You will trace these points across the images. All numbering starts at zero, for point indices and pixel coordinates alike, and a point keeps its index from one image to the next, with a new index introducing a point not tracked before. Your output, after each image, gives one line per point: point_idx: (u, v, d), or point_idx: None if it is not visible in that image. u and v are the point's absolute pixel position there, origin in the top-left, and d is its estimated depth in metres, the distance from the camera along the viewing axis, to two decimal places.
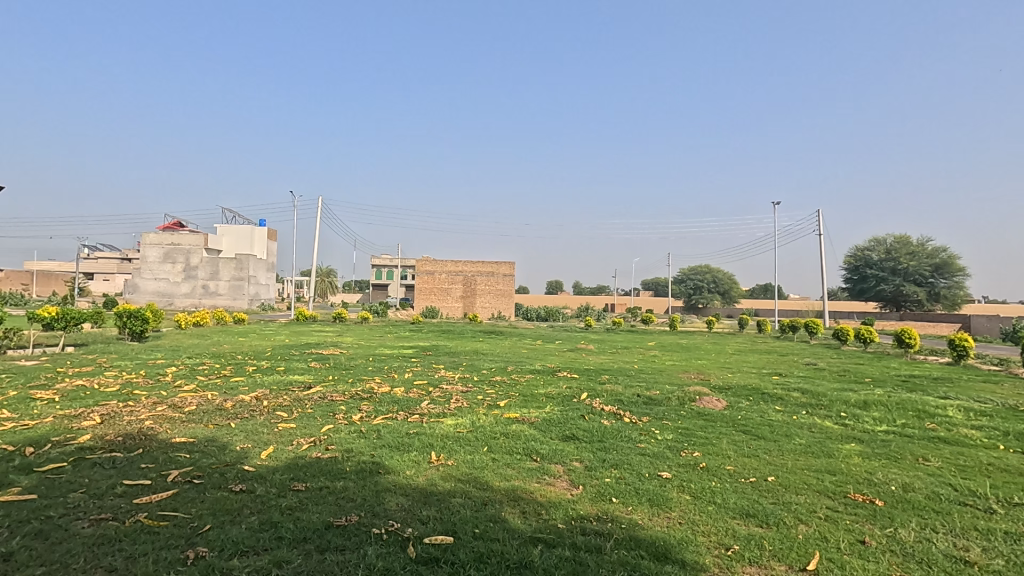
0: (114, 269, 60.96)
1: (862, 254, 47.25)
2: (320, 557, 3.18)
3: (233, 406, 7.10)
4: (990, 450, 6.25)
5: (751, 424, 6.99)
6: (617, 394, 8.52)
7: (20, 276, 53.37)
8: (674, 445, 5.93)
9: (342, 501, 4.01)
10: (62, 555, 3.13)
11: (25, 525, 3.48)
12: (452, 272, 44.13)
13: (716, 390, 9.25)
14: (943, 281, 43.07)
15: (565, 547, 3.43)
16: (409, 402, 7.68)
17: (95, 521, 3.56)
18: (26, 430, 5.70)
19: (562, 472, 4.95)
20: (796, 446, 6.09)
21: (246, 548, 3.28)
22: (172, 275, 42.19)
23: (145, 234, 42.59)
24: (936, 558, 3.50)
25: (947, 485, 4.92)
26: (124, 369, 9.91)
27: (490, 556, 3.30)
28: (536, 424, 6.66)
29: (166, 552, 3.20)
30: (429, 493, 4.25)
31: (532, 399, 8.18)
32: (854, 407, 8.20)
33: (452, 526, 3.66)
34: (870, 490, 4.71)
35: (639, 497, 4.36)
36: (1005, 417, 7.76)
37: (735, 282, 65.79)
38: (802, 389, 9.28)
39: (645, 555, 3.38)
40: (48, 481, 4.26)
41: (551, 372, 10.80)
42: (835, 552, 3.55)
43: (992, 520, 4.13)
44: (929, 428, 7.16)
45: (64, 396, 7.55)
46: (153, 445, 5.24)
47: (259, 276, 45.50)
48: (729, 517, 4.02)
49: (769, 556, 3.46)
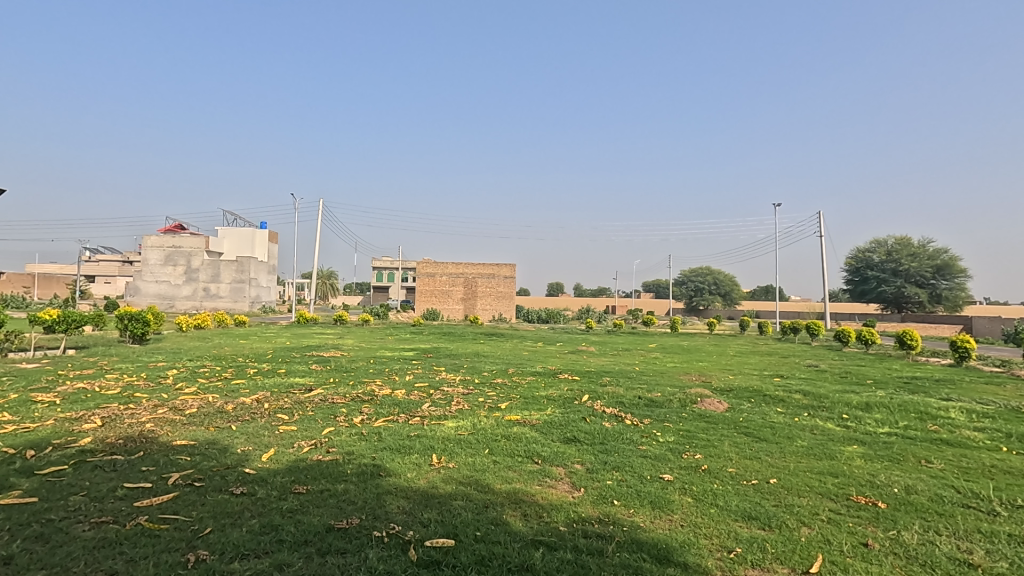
0: (115, 271, 61.15)
1: (863, 255, 47.32)
2: (321, 561, 3.17)
3: (234, 409, 7.10)
4: (993, 451, 6.25)
5: (753, 426, 6.99)
6: (619, 396, 8.53)
7: (21, 279, 53.60)
8: (675, 448, 5.92)
9: (343, 504, 4.00)
10: (63, 557, 3.13)
11: (25, 528, 3.47)
12: (453, 274, 44.29)
13: (717, 392, 9.22)
14: (945, 282, 42.97)
15: (566, 550, 3.42)
16: (411, 404, 7.69)
17: (95, 524, 3.56)
18: (27, 434, 5.67)
19: (563, 475, 4.93)
20: (799, 448, 6.08)
21: (246, 551, 3.27)
22: (172, 278, 42.23)
23: (146, 236, 42.52)
24: (940, 560, 3.50)
25: (950, 487, 4.91)
26: (126, 370, 10.03)
27: (492, 559, 3.28)
28: (537, 426, 6.67)
29: (166, 556, 3.19)
30: (431, 495, 4.25)
31: (534, 401, 8.18)
32: (857, 409, 8.20)
33: (453, 529, 3.64)
34: (873, 492, 4.70)
35: (640, 499, 4.35)
36: (1008, 419, 7.77)
37: (734, 284, 66.36)
38: (803, 391, 9.31)
39: (647, 558, 3.37)
40: (49, 484, 4.24)
41: (552, 373, 10.83)
42: (838, 555, 3.53)
43: (996, 523, 4.12)
44: (931, 430, 7.16)
45: (66, 398, 7.55)
46: (154, 448, 5.23)
47: (259, 279, 45.44)
48: (732, 520, 4.01)
49: (772, 559, 3.45)
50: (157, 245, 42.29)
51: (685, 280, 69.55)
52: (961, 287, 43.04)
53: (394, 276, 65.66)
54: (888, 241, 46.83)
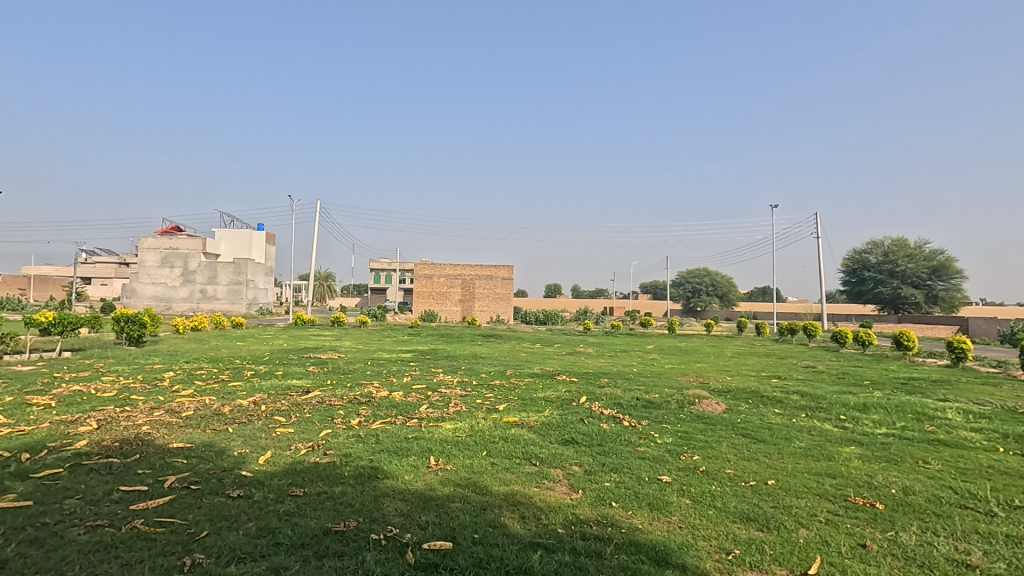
0: (112, 272, 61.12)
1: (860, 257, 47.47)
2: (318, 564, 3.15)
3: (231, 411, 7.07)
4: (990, 452, 6.26)
5: (751, 427, 7.00)
6: (617, 398, 8.50)
7: (17, 281, 53.74)
8: (673, 449, 5.91)
9: (340, 506, 3.98)
10: (58, 561, 3.11)
11: (20, 532, 3.44)
12: (451, 275, 44.21)
13: (715, 393, 9.22)
14: (940, 283, 43.13)
15: (564, 552, 3.40)
16: (408, 406, 7.65)
17: (90, 528, 3.53)
18: (24, 436, 5.67)
19: (561, 476, 4.93)
20: (796, 449, 6.07)
21: (243, 555, 3.25)
22: (170, 280, 42.18)
23: (144, 238, 42.53)
24: (938, 562, 3.49)
25: (947, 488, 4.91)
26: (122, 373, 9.95)
27: (490, 561, 3.28)
28: (535, 428, 6.66)
29: (163, 560, 3.17)
30: (428, 497, 4.24)
31: (531, 403, 8.14)
32: (854, 410, 8.21)
33: (451, 531, 3.63)
34: (871, 492, 4.71)
35: (639, 501, 4.33)
36: (1005, 420, 7.77)
37: (733, 285, 66.57)
38: (801, 392, 9.30)
39: (645, 560, 3.35)
40: (45, 487, 4.22)
41: (550, 375, 10.79)
42: (837, 556, 3.53)
43: (993, 523, 4.12)
44: (929, 431, 7.16)
45: (63, 401, 7.53)
46: (151, 450, 5.22)
47: (256, 280, 45.35)
48: (730, 521, 4.00)
49: (770, 561, 3.44)
50: (155, 246, 42.39)
51: (683, 282, 69.65)
52: (959, 288, 43.12)
53: (392, 278, 65.45)
54: (885, 242, 46.97)
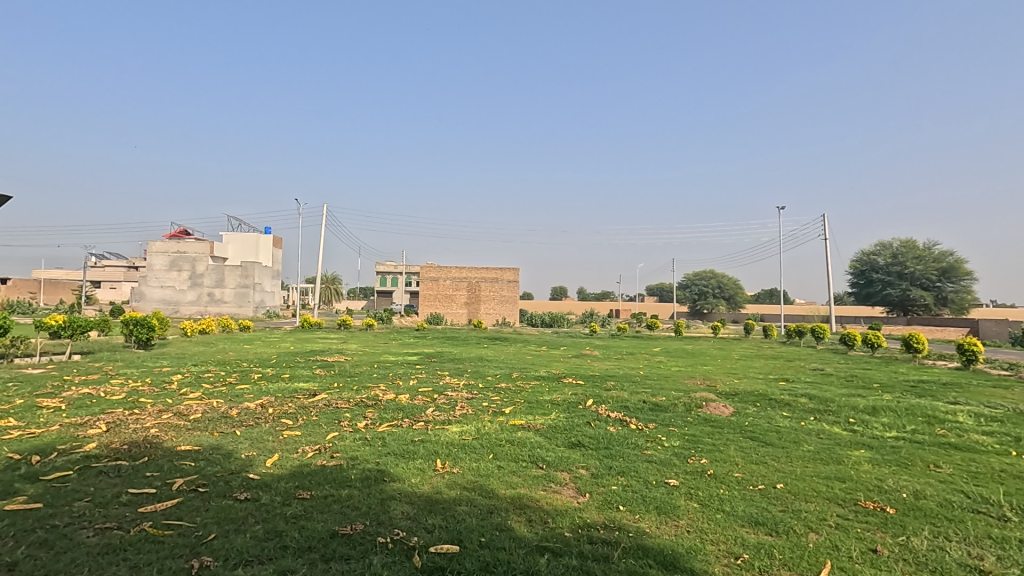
0: (120, 276, 61.57)
1: (868, 258, 47.19)
2: (325, 566, 3.15)
3: (238, 414, 7.08)
4: (1002, 456, 6.17)
5: (759, 430, 6.95)
6: (624, 401, 8.46)
7: (28, 284, 54.36)
8: (680, 453, 5.87)
9: (347, 509, 3.97)
10: (67, 564, 3.12)
11: (31, 534, 3.48)
12: (457, 278, 44.25)
13: (723, 396, 9.15)
14: (950, 286, 42.67)
15: (572, 556, 3.39)
16: (415, 409, 7.64)
17: (100, 530, 3.56)
18: (33, 439, 5.69)
19: (568, 480, 4.91)
20: (805, 452, 6.02)
21: (250, 557, 3.26)
22: (177, 283, 42.45)
23: (151, 242, 42.80)
24: (950, 567, 3.45)
25: (958, 492, 4.84)
26: (132, 376, 9.97)
27: (497, 565, 3.27)
28: (541, 432, 6.62)
29: (171, 562, 3.18)
30: (435, 501, 4.23)
31: (538, 407, 8.10)
32: (863, 413, 8.13)
33: (458, 534, 3.63)
34: (881, 497, 4.66)
35: (647, 505, 4.31)
36: (1016, 423, 7.66)
37: (739, 287, 66.40)
38: (809, 395, 9.21)
39: (653, 564, 3.33)
40: (54, 489, 4.25)
41: (557, 378, 10.75)
42: (847, 561, 3.50)
43: (1007, 529, 4.05)
44: (939, 434, 7.07)
45: (71, 404, 7.55)
46: (158, 453, 5.22)
47: (263, 283, 45.65)
48: (739, 526, 3.97)
49: (780, 565, 3.41)
50: (163, 250, 42.63)
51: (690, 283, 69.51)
52: (968, 290, 42.69)
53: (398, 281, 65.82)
54: (893, 244, 46.66)
